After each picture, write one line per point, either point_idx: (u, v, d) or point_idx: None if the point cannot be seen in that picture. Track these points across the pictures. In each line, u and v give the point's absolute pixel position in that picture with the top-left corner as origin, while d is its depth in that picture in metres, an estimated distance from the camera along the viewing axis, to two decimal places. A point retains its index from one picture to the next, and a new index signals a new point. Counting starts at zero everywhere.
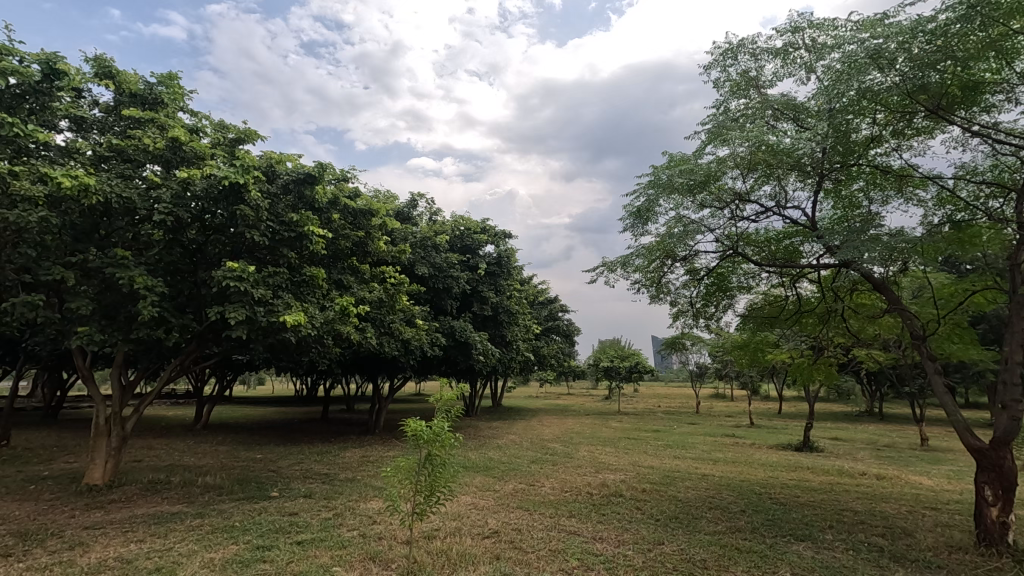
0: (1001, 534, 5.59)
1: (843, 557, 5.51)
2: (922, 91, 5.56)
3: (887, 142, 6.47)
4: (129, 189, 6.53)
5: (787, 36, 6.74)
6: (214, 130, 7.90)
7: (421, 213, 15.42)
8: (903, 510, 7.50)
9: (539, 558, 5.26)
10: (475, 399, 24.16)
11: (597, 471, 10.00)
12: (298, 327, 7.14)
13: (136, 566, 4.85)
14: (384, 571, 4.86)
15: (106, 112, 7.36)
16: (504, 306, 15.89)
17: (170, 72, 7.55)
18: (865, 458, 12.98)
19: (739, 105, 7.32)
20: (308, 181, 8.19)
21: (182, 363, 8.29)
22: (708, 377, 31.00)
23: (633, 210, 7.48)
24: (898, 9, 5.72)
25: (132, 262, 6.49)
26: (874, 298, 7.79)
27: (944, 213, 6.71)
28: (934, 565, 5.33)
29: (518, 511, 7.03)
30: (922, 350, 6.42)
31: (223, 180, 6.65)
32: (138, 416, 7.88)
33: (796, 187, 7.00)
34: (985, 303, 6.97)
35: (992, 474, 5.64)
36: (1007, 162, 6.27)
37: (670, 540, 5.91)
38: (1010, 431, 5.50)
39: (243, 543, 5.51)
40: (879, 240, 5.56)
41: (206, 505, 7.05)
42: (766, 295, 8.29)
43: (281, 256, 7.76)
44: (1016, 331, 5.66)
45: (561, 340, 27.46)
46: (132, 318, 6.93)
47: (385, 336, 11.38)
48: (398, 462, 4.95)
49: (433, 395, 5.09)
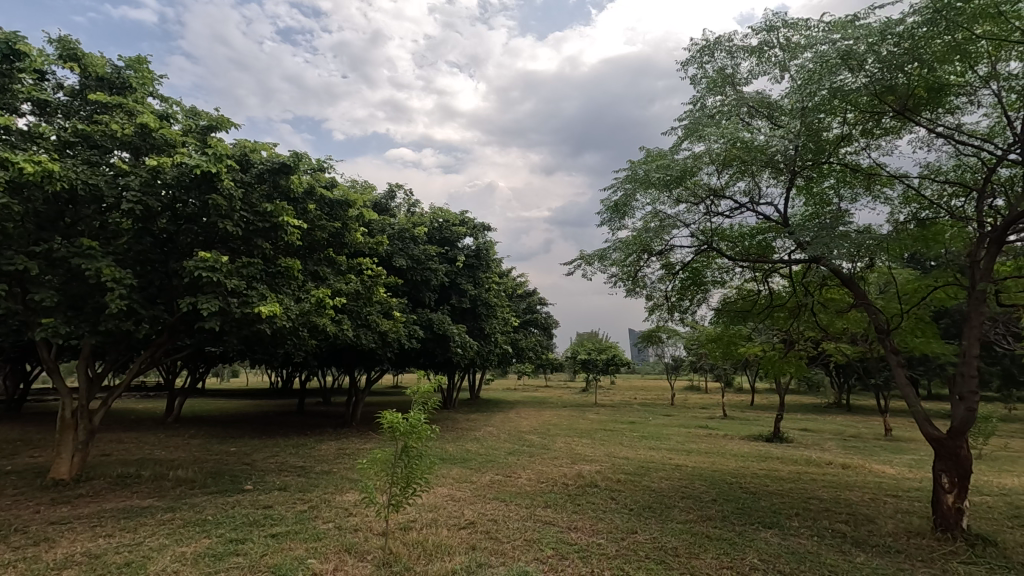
0: (957, 519, 5.83)
1: (808, 543, 5.71)
2: (890, 92, 5.73)
3: (856, 141, 6.62)
4: (96, 176, 6.35)
5: (763, 34, 6.82)
6: (185, 117, 7.72)
7: (399, 205, 15.32)
8: (866, 497, 7.78)
9: (514, 548, 5.32)
10: (453, 392, 24.23)
11: (573, 462, 10.15)
12: (273, 318, 7.06)
13: (105, 562, 4.75)
14: (360, 563, 4.87)
15: (71, 96, 7.09)
16: (483, 299, 15.80)
17: (139, 55, 7.35)
18: (832, 448, 13.41)
19: (715, 102, 7.38)
20: (283, 171, 8.04)
21: (153, 355, 8.06)
22: (683, 370, 31.52)
23: (611, 205, 7.56)
24: (868, 12, 5.83)
25: (100, 253, 6.34)
26: (843, 294, 8.04)
27: (910, 211, 6.90)
28: (893, 550, 5.55)
29: (494, 502, 7.10)
30: (886, 344, 6.66)
31: (195, 168, 6.54)
32: (106, 409, 7.67)
33: (770, 183, 7.09)
34: (948, 299, 7.05)
35: (950, 463, 5.85)
36: (969, 162, 6.55)
37: (643, 529, 6.04)
38: (966, 421, 5.70)
39: (216, 536, 5.46)
40: (849, 236, 5.72)
41: (178, 499, 6.94)
42: (739, 289, 8.48)
43: (256, 247, 7.65)
44: (974, 326, 5.91)
45: (539, 332, 27.57)
46: (100, 309, 6.75)
47: (362, 328, 11.30)
48: (374, 454, 4.97)
49: (410, 388, 5.12)
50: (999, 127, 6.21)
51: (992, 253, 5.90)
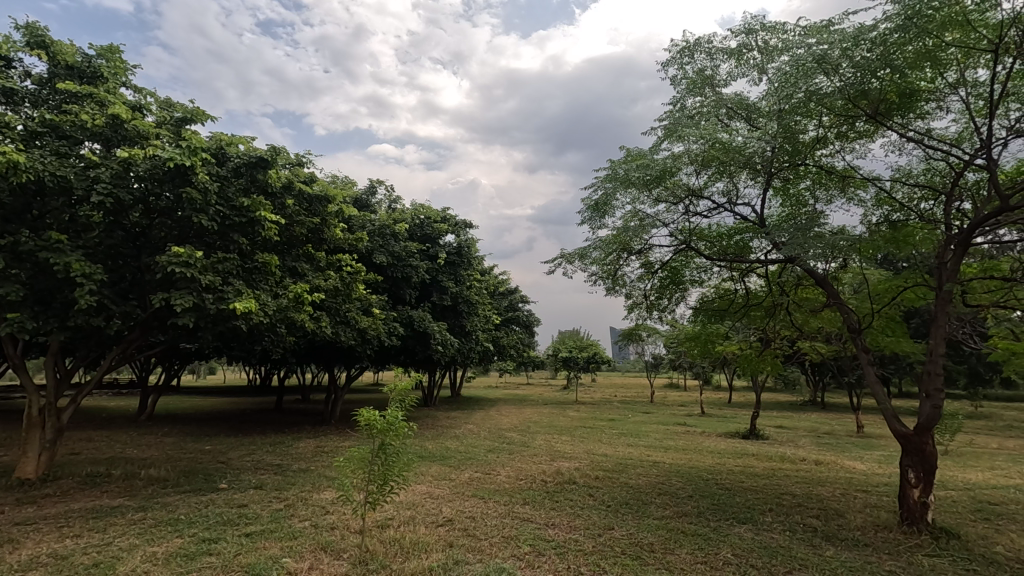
0: (922, 513, 5.99)
1: (780, 537, 5.82)
2: (863, 97, 5.86)
3: (832, 144, 6.76)
4: (64, 167, 6.16)
5: (741, 37, 6.91)
6: (158, 108, 7.57)
7: (380, 201, 15.23)
8: (836, 492, 7.97)
9: (491, 545, 5.34)
10: (433, 390, 24.14)
11: (552, 459, 10.20)
12: (248, 315, 6.95)
13: (72, 563, 4.64)
14: (337, 561, 4.83)
15: (38, 84, 6.87)
16: (464, 297, 15.81)
17: (111, 44, 7.18)
18: (805, 445, 13.69)
19: (694, 103, 7.44)
20: (261, 165, 7.95)
21: (124, 352, 7.85)
22: (662, 368, 31.89)
23: (592, 203, 7.59)
24: (842, 17, 5.95)
25: (68, 247, 6.16)
26: (816, 293, 8.16)
27: (882, 212, 7.10)
28: (861, 543, 5.70)
29: (473, 498, 7.11)
30: (857, 343, 6.81)
31: (169, 161, 6.43)
32: (75, 407, 7.46)
33: (747, 184, 7.16)
34: (917, 300, 7.23)
35: (916, 458, 6.00)
36: (938, 166, 6.75)
37: (620, 525, 6.11)
38: (932, 418, 5.85)
39: (189, 535, 5.38)
40: (823, 237, 5.82)
41: (150, 498, 6.81)
42: (717, 288, 8.59)
43: (232, 241, 7.53)
44: (940, 326, 6.09)
45: (521, 330, 27.67)
46: (69, 304, 6.57)
47: (341, 325, 11.18)
48: (351, 452, 4.94)
49: (388, 386, 5.11)
50: (966, 132, 6.43)
51: (958, 254, 6.04)
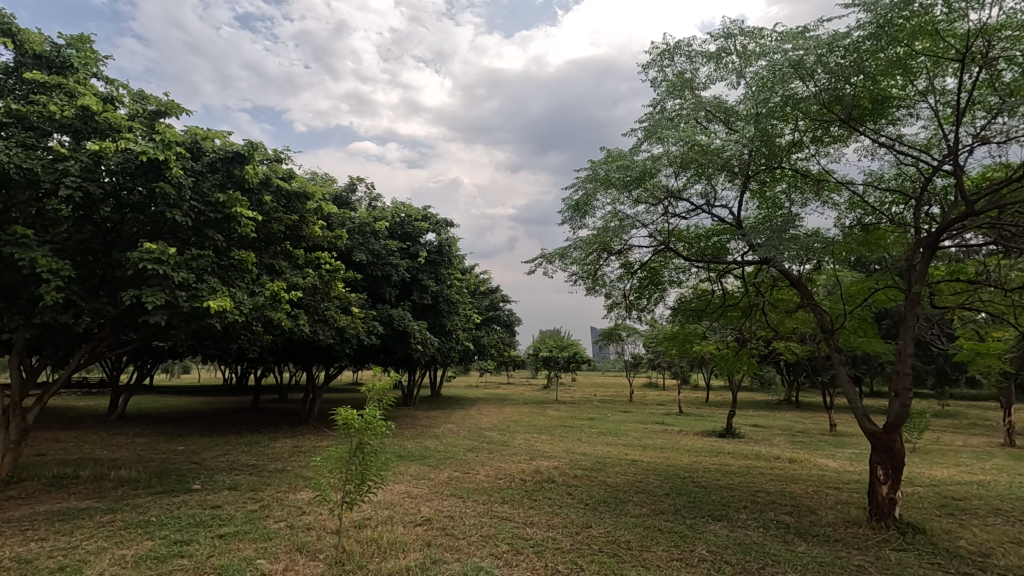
0: (890, 509, 6.15)
1: (754, 534, 5.92)
2: (837, 102, 5.99)
3: (807, 148, 6.89)
4: (31, 159, 5.96)
5: (720, 41, 7.00)
6: (131, 100, 7.40)
7: (360, 198, 15.09)
8: (809, 489, 8.14)
9: (470, 544, 5.33)
10: (413, 390, 23.99)
11: (532, 458, 10.20)
12: (223, 313, 6.82)
13: (36, 567, 4.52)
14: (312, 562, 4.77)
15: (4, 73, 6.65)
16: (445, 296, 15.75)
17: (81, 34, 6.98)
18: (781, 443, 13.93)
19: (674, 105, 7.51)
20: (237, 161, 7.84)
21: (94, 350, 7.63)
22: (641, 367, 32.16)
23: (572, 203, 7.63)
24: (817, 24, 6.06)
25: (34, 241, 5.97)
26: (792, 294, 8.31)
27: (855, 216, 7.26)
28: (831, 539, 5.82)
29: (451, 498, 7.08)
30: (830, 343, 6.94)
31: (142, 155, 6.28)
32: (41, 407, 7.22)
33: (725, 186, 7.23)
34: (887, 301, 7.44)
35: (885, 456, 6.15)
36: (909, 171, 6.92)
37: (597, 523, 6.14)
38: (901, 416, 5.99)
39: (160, 538, 5.25)
40: (797, 239, 5.93)
41: (120, 499, 6.66)
42: (695, 289, 8.71)
43: (207, 238, 7.40)
44: (909, 326, 6.23)
45: (502, 329, 27.63)
46: (36, 300, 6.38)
47: (319, 323, 11.05)
48: (328, 452, 4.90)
49: (366, 385, 5.04)
50: (935, 139, 6.60)
51: (927, 257, 6.17)
